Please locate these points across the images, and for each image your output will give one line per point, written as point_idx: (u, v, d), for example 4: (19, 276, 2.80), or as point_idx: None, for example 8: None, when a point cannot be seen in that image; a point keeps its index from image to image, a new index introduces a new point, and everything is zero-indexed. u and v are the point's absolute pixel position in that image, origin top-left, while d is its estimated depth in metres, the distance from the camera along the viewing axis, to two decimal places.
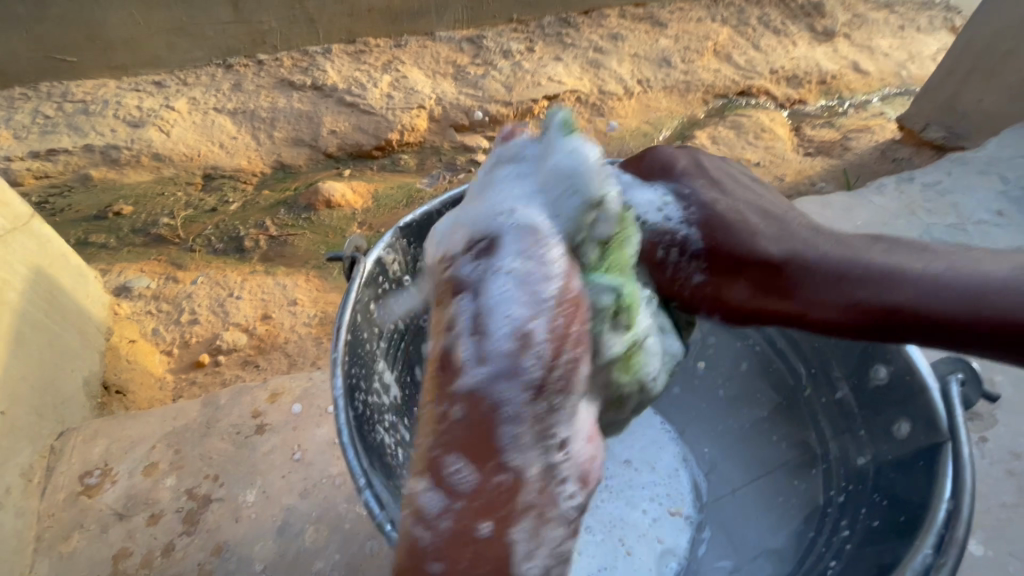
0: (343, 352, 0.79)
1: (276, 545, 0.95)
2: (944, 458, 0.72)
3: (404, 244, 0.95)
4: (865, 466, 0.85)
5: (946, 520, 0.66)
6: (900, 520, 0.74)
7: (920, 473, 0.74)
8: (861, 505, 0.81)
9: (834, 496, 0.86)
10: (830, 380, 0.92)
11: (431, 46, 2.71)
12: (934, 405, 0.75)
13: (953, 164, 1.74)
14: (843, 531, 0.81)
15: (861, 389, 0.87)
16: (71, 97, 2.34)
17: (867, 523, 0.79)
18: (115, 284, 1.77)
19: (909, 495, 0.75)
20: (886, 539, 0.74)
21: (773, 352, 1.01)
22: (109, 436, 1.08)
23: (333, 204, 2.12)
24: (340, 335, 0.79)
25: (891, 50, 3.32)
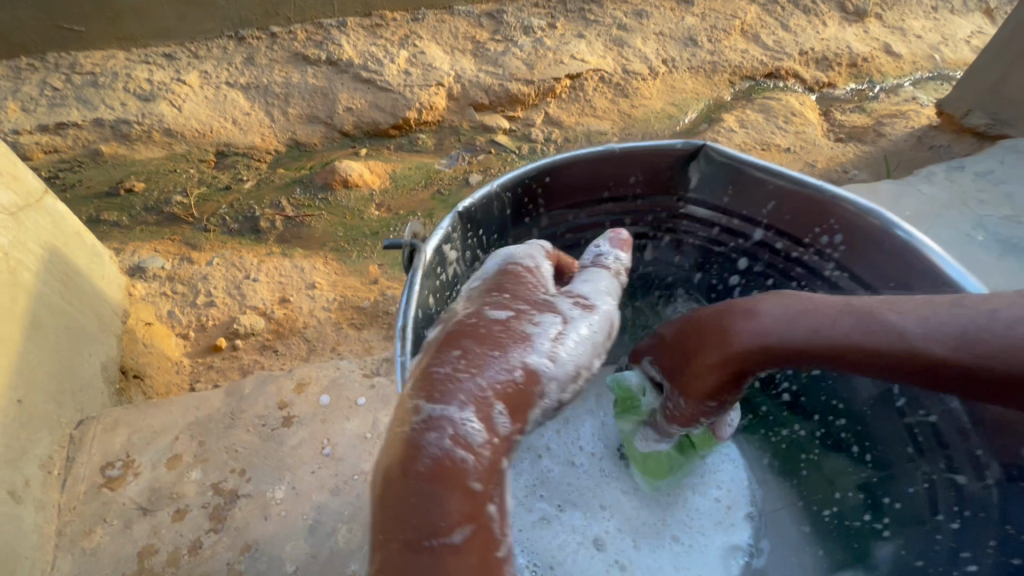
0: (410, 356, 0.67)
1: (308, 545, 0.91)
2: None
3: (463, 230, 0.83)
4: (985, 492, 0.75)
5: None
6: None
7: None
8: (985, 534, 0.76)
9: (943, 519, 0.80)
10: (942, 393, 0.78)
11: (449, 20, 2.60)
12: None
13: (1005, 152, 1.65)
14: (969, 564, 0.78)
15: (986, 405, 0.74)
16: (79, 68, 2.26)
17: (1004, 558, 0.74)
18: (129, 264, 1.72)
19: None
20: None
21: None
22: (130, 426, 1.04)
23: (350, 183, 2.05)
24: (406, 336, 0.68)
25: (924, 32, 3.18)
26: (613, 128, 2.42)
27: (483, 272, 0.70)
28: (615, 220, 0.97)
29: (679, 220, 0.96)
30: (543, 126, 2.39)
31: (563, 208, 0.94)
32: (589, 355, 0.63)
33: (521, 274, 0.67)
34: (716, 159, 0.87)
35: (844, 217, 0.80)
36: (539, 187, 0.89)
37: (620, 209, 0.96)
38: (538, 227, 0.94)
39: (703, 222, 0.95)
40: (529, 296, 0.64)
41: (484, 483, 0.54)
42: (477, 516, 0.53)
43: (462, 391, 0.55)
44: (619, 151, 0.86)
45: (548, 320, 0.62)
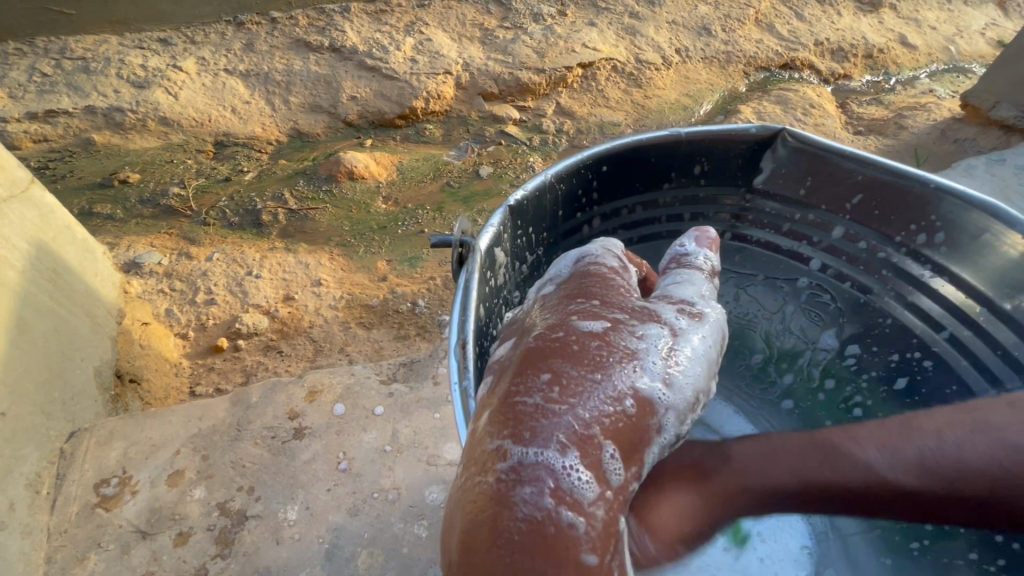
0: (473, 379, 0.59)
1: (324, 572, 0.83)
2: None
3: (513, 229, 0.76)
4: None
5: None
6: None
7: None
8: None
9: None
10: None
11: (456, 6, 2.50)
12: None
13: None
14: None
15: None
16: (69, 53, 2.15)
17: None
18: (124, 259, 1.63)
19: None
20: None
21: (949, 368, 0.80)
22: (127, 439, 0.96)
23: (356, 175, 1.96)
24: (468, 356, 0.59)
25: (939, 23, 3.10)
26: (626, 119, 2.33)
27: (559, 281, 0.63)
28: (674, 214, 0.92)
29: (746, 217, 0.92)
30: (555, 117, 2.31)
31: (617, 205, 0.88)
32: (700, 380, 0.55)
33: (604, 278, 0.61)
34: (792, 149, 0.84)
35: (942, 210, 0.76)
36: (594, 180, 0.83)
37: (681, 202, 0.91)
38: (590, 225, 0.87)
39: (772, 218, 0.90)
40: (622, 302, 0.57)
41: (597, 543, 0.45)
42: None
43: (561, 428, 0.47)
44: (685, 135, 0.83)
45: (649, 336, 0.54)
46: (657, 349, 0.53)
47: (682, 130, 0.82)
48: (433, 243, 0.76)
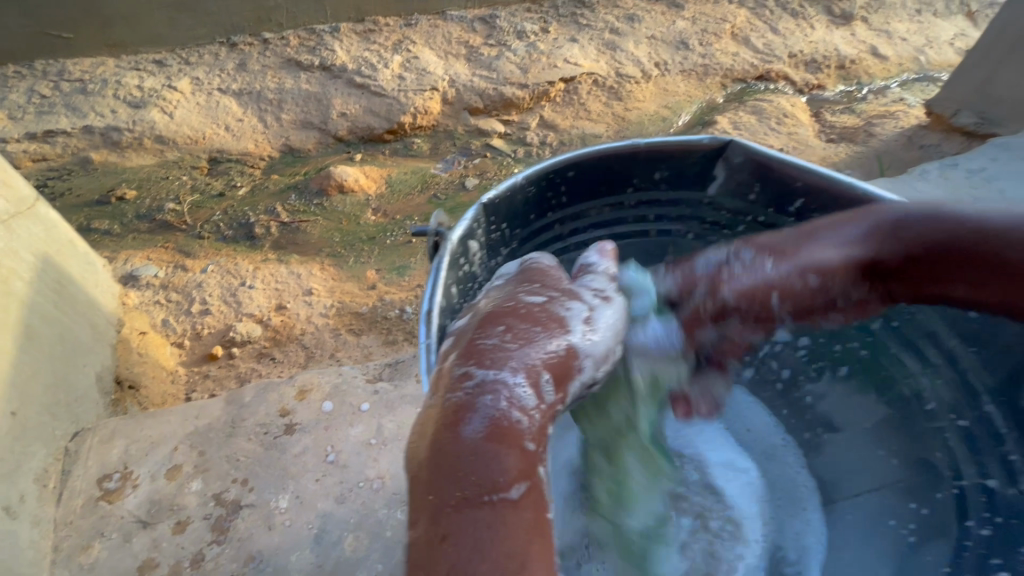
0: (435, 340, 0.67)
1: (313, 556, 0.88)
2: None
3: (487, 224, 0.85)
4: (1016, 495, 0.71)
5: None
6: None
7: None
8: None
9: None
10: (968, 393, 0.77)
11: (442, 25, 2.60)
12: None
13: (995, 150, 1.68)
14: None
15: (1012, 406, 0.72)
16: (67, 75, 2.23)
17: None
18: (122, 272, 1.69)
19: None
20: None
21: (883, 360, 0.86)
22: (127, 437, 1.02)
23: (346, 189, 2.04)
24: (432, 321, 0.68)
25: (909, 35, 3.20)
26: (607, 130, 2.42)
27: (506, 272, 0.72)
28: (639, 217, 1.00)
29: (706, 221, 1.00)
30: (538, 130, 2.40)
31: (584, 209, 0.97)
32: (613, 341, 0.65)
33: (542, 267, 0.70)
34: (742, 158, 0.90)
35: None
36: (562, 185, 0.92)
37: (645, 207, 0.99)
38: (559, 224, 0.96)
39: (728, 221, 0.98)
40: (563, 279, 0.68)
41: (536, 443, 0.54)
42: (530, 474, 0.52)
43: (510, 359, 0.55)
44: (644, 147, 0.90)
45: (577, 297, 0.64)
46: (584, 306, 0.64)
47: (640, 142, 0.90)
48: (414, 234, 0.83)
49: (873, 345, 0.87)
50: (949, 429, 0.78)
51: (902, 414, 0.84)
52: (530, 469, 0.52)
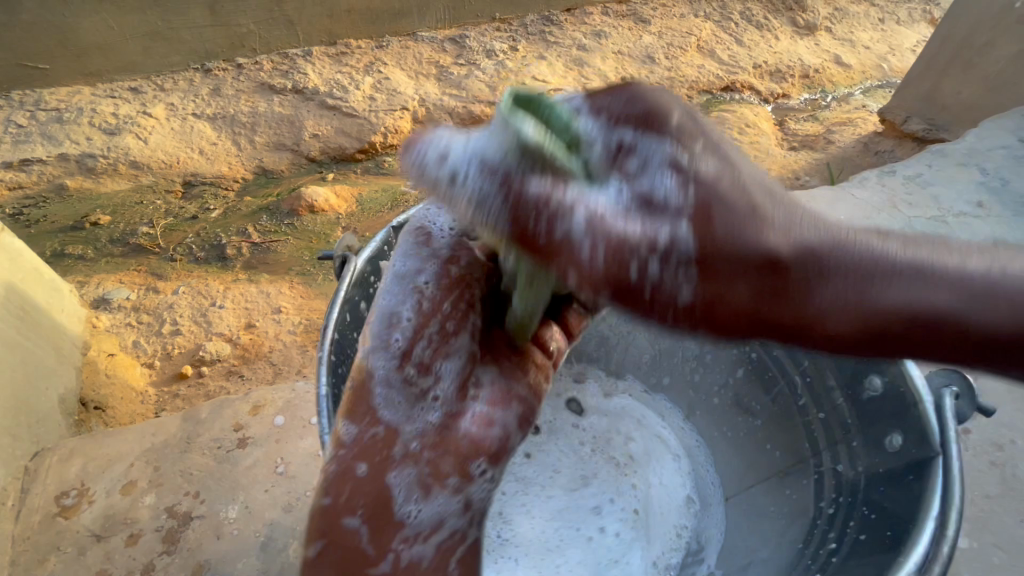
0: (328, 351, 0.77)
1: (258, 562, 0.97)
2: (934, 475, 0.70)
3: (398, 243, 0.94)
4: (856, 478, 0.81)
5: (936, 535, 0.65)
6: (887, 534, 0.71)
7: (914, 482, 0.72)
8: (851, 516, 0.78)
9: (824, 506, 0.83)
10: (824, 389, 0.87)
11: (413, 46, 2.66)
12: (927, 420, 0.72)
13: (933, 157, 1.75)
14: (831, 543, 0.78)
15: (856, 400, 0.83)
16: (44, 105, 2.29)
17: (855, 535, 0.76)
18: (93, 296, 1.74)
19: (899, 507, 0.73)
20: (871, 553, 0.71)
21: (770, 361, 0.95)
22: (86, 455, 1.09)
23: (316, 209, 2.09)
24: (327, 334, 0.78)
25: (872, 43, 3.24)
26: None
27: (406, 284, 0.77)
28: None
29: None
30: None
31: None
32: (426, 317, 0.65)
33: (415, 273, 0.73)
34: None
35: None
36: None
37: None
38: None
39: None
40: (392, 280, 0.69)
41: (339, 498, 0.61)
42: (331, 531, 0.61)
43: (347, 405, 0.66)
44: None
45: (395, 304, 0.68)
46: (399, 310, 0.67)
47: None
48: (321, 259, 0.91)
49: (764, 350, 0.94)
50: (815, 423, 0.88)
51: (783, 409, 0.93)
52: (332, 522, 0.61)
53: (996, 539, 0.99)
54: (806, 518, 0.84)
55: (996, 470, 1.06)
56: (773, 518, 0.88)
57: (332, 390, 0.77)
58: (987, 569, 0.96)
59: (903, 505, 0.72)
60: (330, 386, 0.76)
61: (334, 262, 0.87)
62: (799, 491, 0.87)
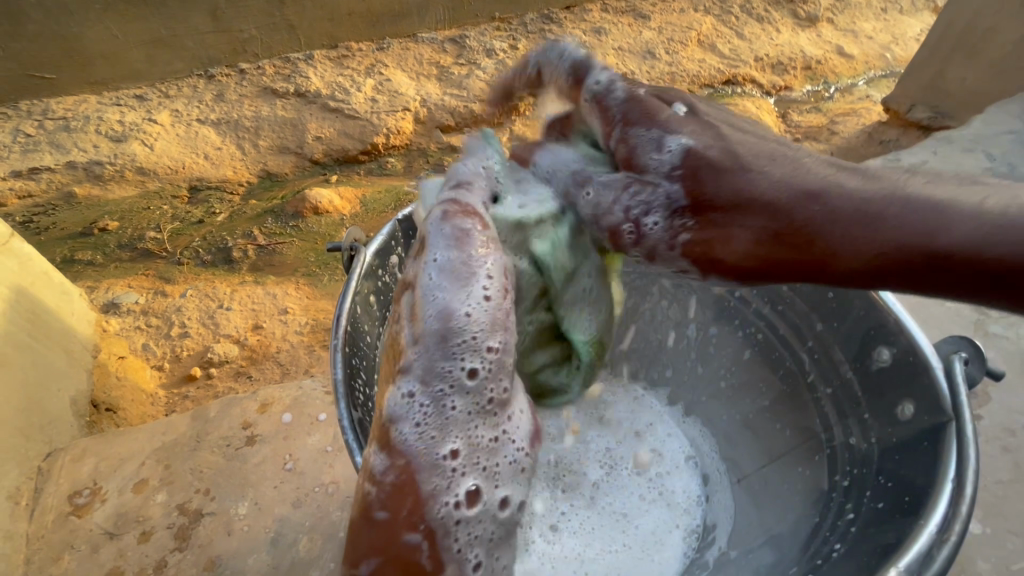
0: (343, 340, 0.78)
1: (269, 557, 0.98)
2: (946, 438, 0.68)
3: (406, 237, 0.95)
4: (868, 449, 0.80)
5: (953, 496, 0.63)
6: (906, 501, 0.68)
7: (928, 448, 0.70)
8: (866, 487, 0.76)
9: (838, 480, 0.81)
10: (833, 364, 0.87)
11: (414, 47, 2.66)
12: (937, 384, 0.71)
13: (939, 143, 1.74)
14: (848, 514, 0.75)
15: (865, 373, 0.83)
16: (51, 114, 2.32)
17: (872, 505, 0.73)
18: (103, 300, 1.76)
19: (915, 476, 0.70)
20: (888, 520, 0.69)
21: (776, 340, 0.95)
22: (97, 455, 1.10)
23: (321, 210, 2.10)
24: (340, 324, 0.79)
25: (875, 33, 3.21)
26: None
27: None
28: None
29: None
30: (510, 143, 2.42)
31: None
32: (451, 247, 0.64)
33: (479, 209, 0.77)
34: None
35: None
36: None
37: None
38: None
39: None
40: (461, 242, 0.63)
41: (399, 509, 0.56)
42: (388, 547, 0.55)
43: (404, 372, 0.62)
44: None
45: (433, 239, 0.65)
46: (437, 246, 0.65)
47: None
48: (331, 250, 0.91)
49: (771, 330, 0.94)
50: (825, 398, 0.87)
51: (792, 387, 0.92)
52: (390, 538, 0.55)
53: (1012, 525, 0.98)
54: (821, 493, 0.82)
55: (1009, 456, 1.05)
56: (787, 497, 0.86)
57: (347, 379, 0.77)
58: (1004, 556, 0.95)
59: (917, 471, 0.70)
60: (346, 373, 0.76)
61: (342, 255, 0.88)
62: (813, 467, 0.85)
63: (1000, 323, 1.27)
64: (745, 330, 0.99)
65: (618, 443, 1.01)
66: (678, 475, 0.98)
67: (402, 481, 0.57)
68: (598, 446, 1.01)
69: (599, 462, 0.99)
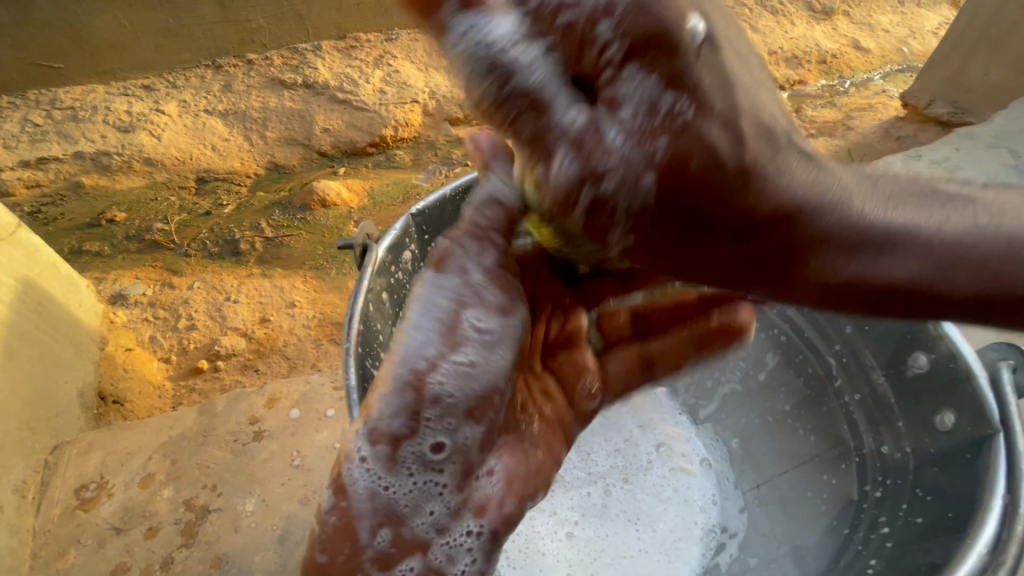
0: (355, 343, 0.76)
1: (277, 555, 0.98)
2: (991, 451, 0.66)
3: (417, 233, 0.93)
4: (903, 459, 0.78)
5: (1005, 515, 0.61)
6: (948, 517, 0.67)
7: (972, 461, 0.68)
8: (901, 500, 0.75)
9: (869, 490, 0.79)
10: (864, 370, 0.84)
11: (422, 38, 2.61)
12: (982, 395, 0.69)
13: (962, 140, 1.69)
14: (883, 527, 0.74)
15: (899, 379, 0.80)
16: (59, 104, 2.31)
17: (909, 520, 0.72)
18: (110, 292, 1.75)
19: (958, 491, 0.68)
20: (931, 536, 0.67)
21: (802, 344, 0.93)
22: (104, 448, 1.09)
23: (328, 203, 2.07)
24: (352, 326, 0.77)
25: (892, 26, 3.13)
26: None
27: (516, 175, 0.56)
28: None
29: None
30: None
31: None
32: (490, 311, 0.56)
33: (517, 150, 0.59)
34: None
35: None
36: None
37: None
38: None
39: None
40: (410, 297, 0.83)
41: (337, 557, 0.58)
42: None
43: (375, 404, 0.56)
44: None
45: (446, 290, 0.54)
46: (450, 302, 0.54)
47: None
48: (342, 246, 0.88)
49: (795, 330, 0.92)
50: (853, 405, 0.86)
51: (816, 392, 0.90)
52: None
53: None
54: (850, 503, 0.80)
55: None
56: (814, 506, 0.83)
57: (361, 383, 0.74)
58: None
59: (962, 484, 0.68)
60: (359, 377, 0.74)
61: (355, 250, 0.86)
62: (841, 476, 0.83)
63: None
64: (770, 333, 0.96)
65: (626, 441, 1.00)
66: (692, 474, 0.96)
67: (344, 526, 0.59)
68: (607, 446, 0.99)
69: (608, 470, 0.96)
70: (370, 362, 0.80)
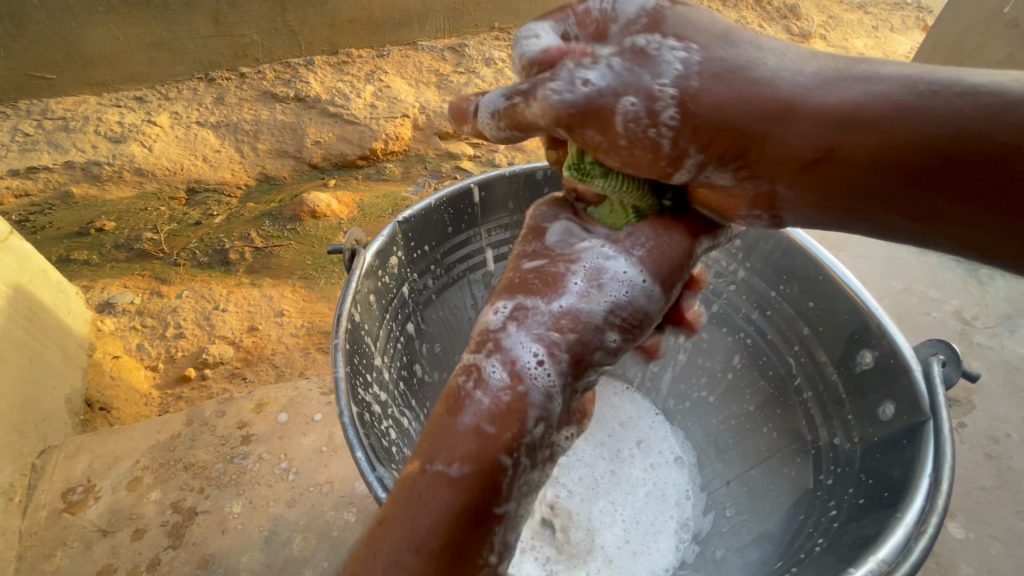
0: (343, 339, 0.78)
1: (262, 555, 0.99)
2: (924, 437, 0.71)
3: (404, 238, 0.97)
4: (851, 449, 0.82)
5: (930, 491, 0.66)
6: (885, 496, 0.71)
7: (907, 448, 0.73)
8: (848, 487, 0.78)
9: (823, 479, 0.83)
10: (818, 367, 0.90)
11: (413, 55, 2.67)
12: (916, 386, 0.75)
13: None
14: (831, 511, 0.77)
15: (849, 374, 0.86)
16: (51, 114, 2.33)
17: (854, 501, 0.75)
18: (98, 300, 1.76)
19: (895, 475, 0.72)
20: (869, 514, 0.70)
21: (765, 345, 0.98)
22: (92, 452, 1.11)
23: (318, 214, 2.09)
24: (340, 324, 0.79)
25: (867, 50, 3.25)
26: None
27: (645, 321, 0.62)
28: None
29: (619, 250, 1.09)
30: (507, 151, 2.39)
31: (495, 221, 1.09)
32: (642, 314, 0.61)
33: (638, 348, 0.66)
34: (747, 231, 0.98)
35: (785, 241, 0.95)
36: (473, 204, 1.05)
37: None
38: (477, 238, 1.08)
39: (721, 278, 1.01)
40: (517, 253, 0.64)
41: (503, 429, 0.53)
42: (481, 459, 0.52)
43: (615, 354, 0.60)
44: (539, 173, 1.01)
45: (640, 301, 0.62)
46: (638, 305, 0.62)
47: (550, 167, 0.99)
48: (330, 251, 0.89)
49: (759, 333, 0.98)
50: (809, 401, 0.90)
51: (777, 391, 0.95)
52: (486, 454, 0.52)
53: (993, 530, 1.07)
54: (806, 492, 0.83)
55: (991, 463, 1.15)
56: (776, 496, 0.86)
57: (349, 378, 0.77)
58: (986, 560, 1.04)
59: (897, 468, 0.73)
60: (347, 372, 0.76)
61: (343, 255, 0.88)
62: (797, 468, 0.87)
63: (984, 332, 1.36)
64: (736, 336, 1.02)
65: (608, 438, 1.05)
66: (667, 471, 1.01)
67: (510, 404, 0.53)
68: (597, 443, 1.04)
69: (596, 464, 1.00)
70: (359, 360, 0.82)
